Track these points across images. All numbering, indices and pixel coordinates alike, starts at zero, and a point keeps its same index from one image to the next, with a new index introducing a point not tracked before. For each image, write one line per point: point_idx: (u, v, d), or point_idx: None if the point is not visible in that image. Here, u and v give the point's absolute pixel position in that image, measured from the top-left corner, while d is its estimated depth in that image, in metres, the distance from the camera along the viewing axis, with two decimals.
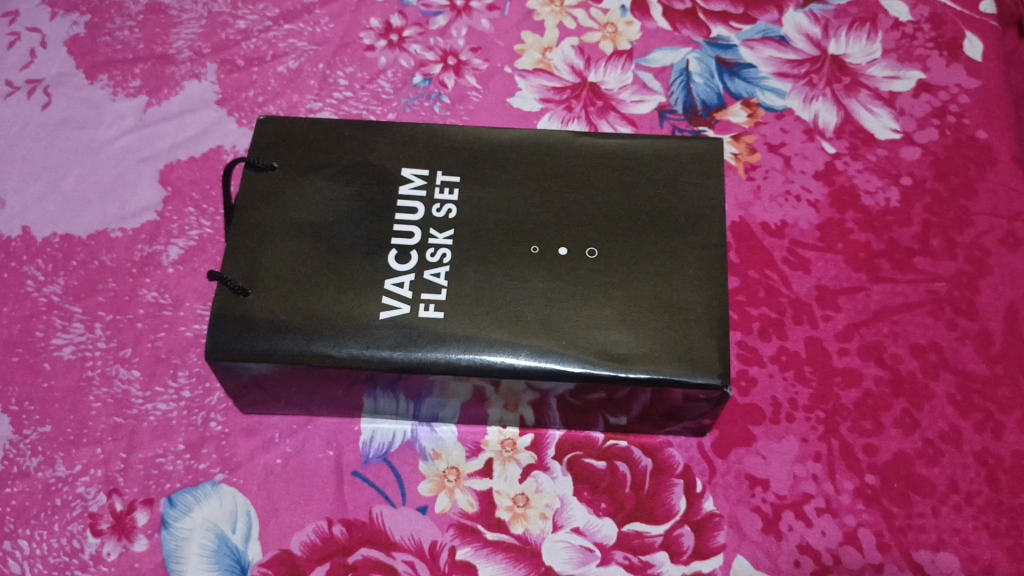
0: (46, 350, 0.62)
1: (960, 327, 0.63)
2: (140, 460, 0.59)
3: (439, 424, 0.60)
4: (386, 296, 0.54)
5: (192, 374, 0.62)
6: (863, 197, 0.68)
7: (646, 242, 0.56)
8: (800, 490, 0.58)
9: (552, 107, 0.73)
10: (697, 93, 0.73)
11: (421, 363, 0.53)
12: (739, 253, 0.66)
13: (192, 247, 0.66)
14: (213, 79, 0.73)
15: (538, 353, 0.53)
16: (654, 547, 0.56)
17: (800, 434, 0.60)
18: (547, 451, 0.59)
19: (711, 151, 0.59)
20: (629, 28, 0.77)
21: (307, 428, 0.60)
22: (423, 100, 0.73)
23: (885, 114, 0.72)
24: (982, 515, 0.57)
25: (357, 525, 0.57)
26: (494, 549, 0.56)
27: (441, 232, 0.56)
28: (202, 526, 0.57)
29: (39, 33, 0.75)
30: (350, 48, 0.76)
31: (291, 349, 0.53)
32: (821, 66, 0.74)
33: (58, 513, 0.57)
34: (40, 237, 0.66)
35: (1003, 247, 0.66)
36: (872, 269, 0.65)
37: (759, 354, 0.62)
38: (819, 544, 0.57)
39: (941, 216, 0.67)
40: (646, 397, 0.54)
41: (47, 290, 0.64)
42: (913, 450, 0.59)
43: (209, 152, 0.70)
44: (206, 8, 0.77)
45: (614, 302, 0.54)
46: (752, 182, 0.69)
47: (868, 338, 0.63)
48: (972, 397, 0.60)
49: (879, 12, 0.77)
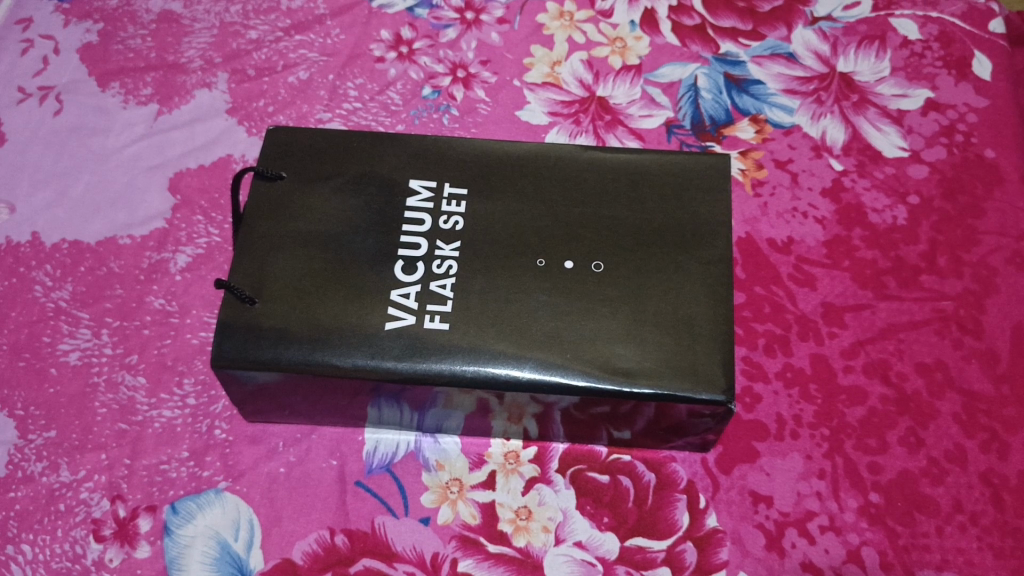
0: (52, 355, 0.62)
1: (966, 346, 0.63)
2: (144, 466, 0.59)
3: (442, 435, 0.60)
4: (392, 307, 0.55)
5: (198, 381, 0.62)
6: (870, 214, 0.68)
7: (652, 256, 0.56)
8: (803, 507, 0.58)
9: (561, 120, 0.73)
10: (705, 108, 0.74)
11: (426, 374, 0.53)
12: (744, 268, 0.66)
13: (199, 255, 0.66)
14: (224, 88, 0.74)
15: (543, 366, 0.53)
16: (655, 562, 0.56)
17: (804, 451, 0.60)
18: (550, 464, 0.59)
19: (718, 166, 0.60)
20: (638, 43, 0.77)
21: (310, 438, 0.60)
22: (432, 111, 0.74)
23: (893, 132, 0.72)
24: (986, 535, 0.57)
25: (359, 536, 0.57)
26: (496, 562, 0.56)
27: (447, 245, 0.57)
28: (204, 533, 0.57)
29: (52, 41, 0.76)
30: (360, 59, 0.76)
31: (296, 359, 0.53)
32: (829, 83, 0.74)
33: (61, 518, 0.57)
34: (49, 243, 0.67)
35: (1010, 266, 0.66)
36: (877, 287, 0.65)
37: (764, 370, 0.62)
38: (822, 561, 0.56)
39: (948, 235, 0.67)
40: (650, 412, 0.54)
41: (55, 296, 0.64)
42: (918, 469, 0.59)
43: (219, 161, 0.71)
44: (218, 18, 0.78)
45: (619, 316, 0.54)
46: (759, 198, 0.69)
47: (873, 355, 0.63)
48: (977, 416, 0.60)
49: (887, 30, 0.77)
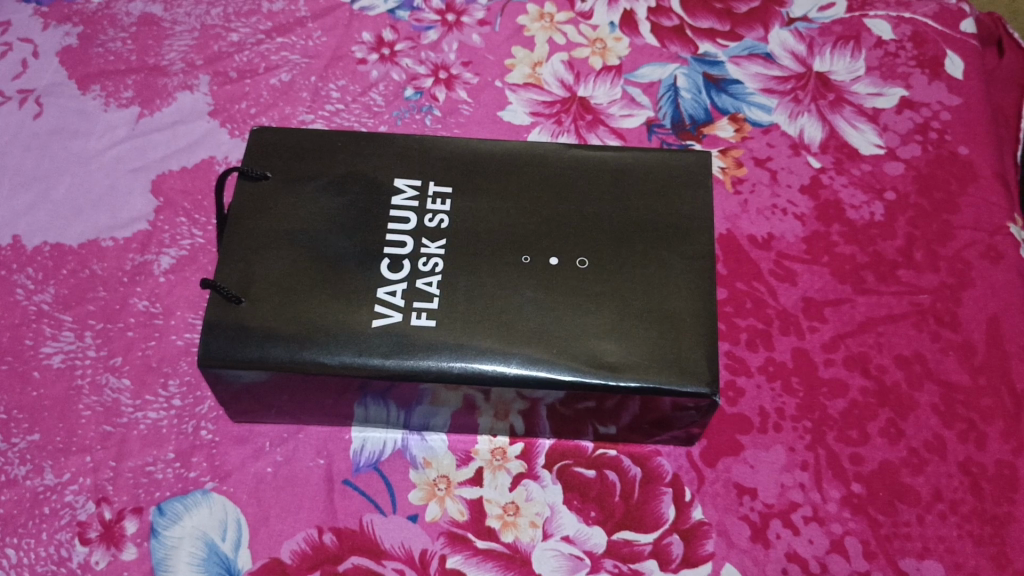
0: (35, 358, 0.62)
1: (943, 338, 0.64)
2: (130, 468, 0.58)
3: (429, 433, 0.60)
4: (379, 305, 0.55)
5: (183, 382, 0.62)
6: (848, 210, 0.69)
7: (636, 252, 0.57)
8: (787, 498, 0.59)
9: (543, 120, 0.74)
10: (685, 108, 0.75)
11: (412, 371, 0.53)
12: (726, 265, 0.67)
13: (183, 256, 0.66)
14: (206, 91, 0.74)
15: (529, 361, 0.53)
16: (643, 555, 0.57)
17: (787, 443, 0.60)
18: (537, 460, 0.60)
19: (700, 164, 0.60)
20: (618, 44, 0.78)
21: (297, 437, 0.60)
22: (415, 112, 0.74)
23: (869, 130, 0.73)
24: (966, 523, 0.58)
25: (347, 534, 0.57)
26: (485, 557, 0.56)
27: (433, 242, 0.57)
28: (191, 534, 0.57)
29: (31, 44, 0.76)
30: (342, 61, 0.77)
31: (282, 357, 0.53)
32: (806, 83, 0.76)
33: (46, 521, 0.57)
34: (30, 246, 0.66)
35: (985, 260, 0.67)
36: (856, 281, 0.66)
37: (747, 364, 0.63)
38: (806, 552, 0.57)
39: (924, 230, 0.68)
40: (635, 406, 0.55)
41: (37, 299, 0.64)
42: (899, 459, 0.60)
43: (202, 162, 0.70)
44: (199, 21, 0.78)
45: (605, 312, 0.55)
46: (739, 195, 0.70)
47: (853, 348, 0.64)
48: (955, 407, 0.61)
49: (862, 31, 0.79)
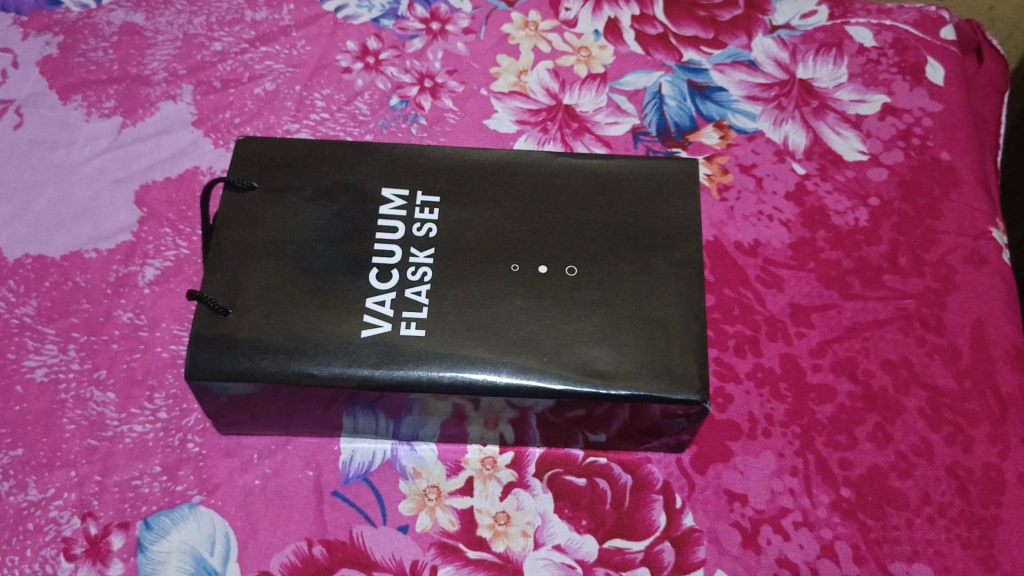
0: (18, 372, 0.61)
1: (929, 342, 0.64)
2: (115, 483, 0.58)
3: (419, 443, 0.60)
4: (368, 315, 0.54)
5: (169, 396, 0.61)
6: (833, 216, 0.70)
7: (624, 260, 0.57)
8: (778, 504, 0.59)
9: (529, 128, 0.74)
10: (670, 115, 0.75)
11: (402, 381, 0.53)
12: (714, 271, 0.67)
13: (168, 268, 0.65)
14: (189, 101, 0.73)
15: (519, 370, 0.53)
16: (634, 563, 0.56)
17: (776, 449, 0.61)
18: (527, 469, 0.60)
19: (687, 172, 0.61)
20: (602, 52, 0.79)
21: (285, 449, 0.60)
22: (401, 121, 0.74)
23: (852, 136, 0.74)
24: (954, 526, 0.58)
25: (338, 546, 0.56)
26: (476, 567, 0.56)
27: (421, 251, 0.57)
28: (179, 548, 0.56)
29: (10, 54, 0.75)
30: (327, 70, 0.76)
31: (272, 369, 0.53)
32: (790, 90, 0.76)
33: (31, 537, 0.56)
34: (12, 259, 0.65)
35: (968, 264, 0.68)
36: (842, 287, 0.67)
37: (735, 370, 0.63)
38: (797, 557, 0.57)
39: (909, 235, 0.69)
40: (625, 414, 0.55)
41: (19, 312, 0.63)
42: (887, 463, 0.60)
43: (186, 173, 0.70)
44: (182, 30, 0.77)
45: (594, 319, 0.55)
46: (725, 202, 0.71)
47: (840, 354, 0.64)
48: (942, 411, 0.62)
49: (844, 38, 0.80)
